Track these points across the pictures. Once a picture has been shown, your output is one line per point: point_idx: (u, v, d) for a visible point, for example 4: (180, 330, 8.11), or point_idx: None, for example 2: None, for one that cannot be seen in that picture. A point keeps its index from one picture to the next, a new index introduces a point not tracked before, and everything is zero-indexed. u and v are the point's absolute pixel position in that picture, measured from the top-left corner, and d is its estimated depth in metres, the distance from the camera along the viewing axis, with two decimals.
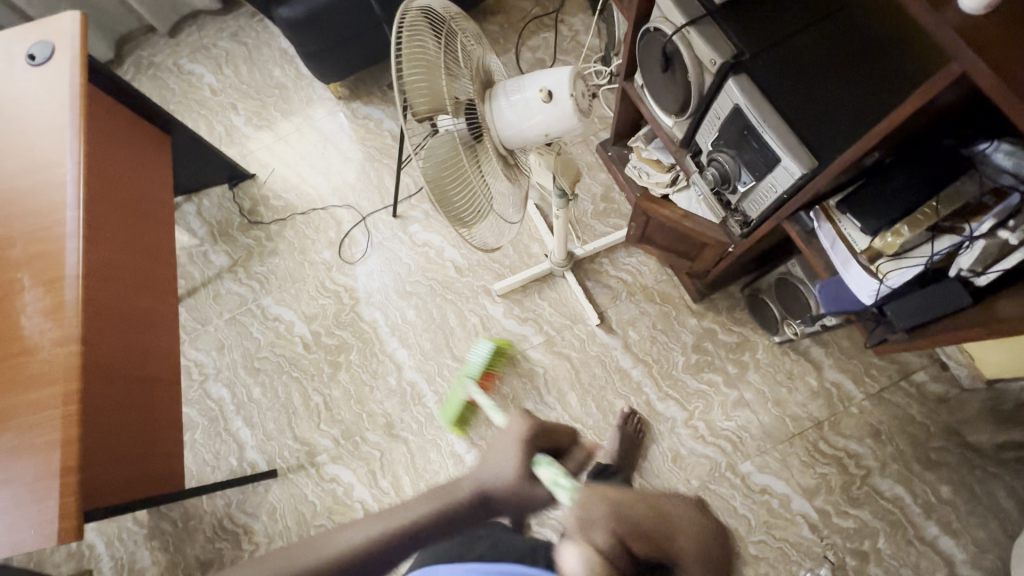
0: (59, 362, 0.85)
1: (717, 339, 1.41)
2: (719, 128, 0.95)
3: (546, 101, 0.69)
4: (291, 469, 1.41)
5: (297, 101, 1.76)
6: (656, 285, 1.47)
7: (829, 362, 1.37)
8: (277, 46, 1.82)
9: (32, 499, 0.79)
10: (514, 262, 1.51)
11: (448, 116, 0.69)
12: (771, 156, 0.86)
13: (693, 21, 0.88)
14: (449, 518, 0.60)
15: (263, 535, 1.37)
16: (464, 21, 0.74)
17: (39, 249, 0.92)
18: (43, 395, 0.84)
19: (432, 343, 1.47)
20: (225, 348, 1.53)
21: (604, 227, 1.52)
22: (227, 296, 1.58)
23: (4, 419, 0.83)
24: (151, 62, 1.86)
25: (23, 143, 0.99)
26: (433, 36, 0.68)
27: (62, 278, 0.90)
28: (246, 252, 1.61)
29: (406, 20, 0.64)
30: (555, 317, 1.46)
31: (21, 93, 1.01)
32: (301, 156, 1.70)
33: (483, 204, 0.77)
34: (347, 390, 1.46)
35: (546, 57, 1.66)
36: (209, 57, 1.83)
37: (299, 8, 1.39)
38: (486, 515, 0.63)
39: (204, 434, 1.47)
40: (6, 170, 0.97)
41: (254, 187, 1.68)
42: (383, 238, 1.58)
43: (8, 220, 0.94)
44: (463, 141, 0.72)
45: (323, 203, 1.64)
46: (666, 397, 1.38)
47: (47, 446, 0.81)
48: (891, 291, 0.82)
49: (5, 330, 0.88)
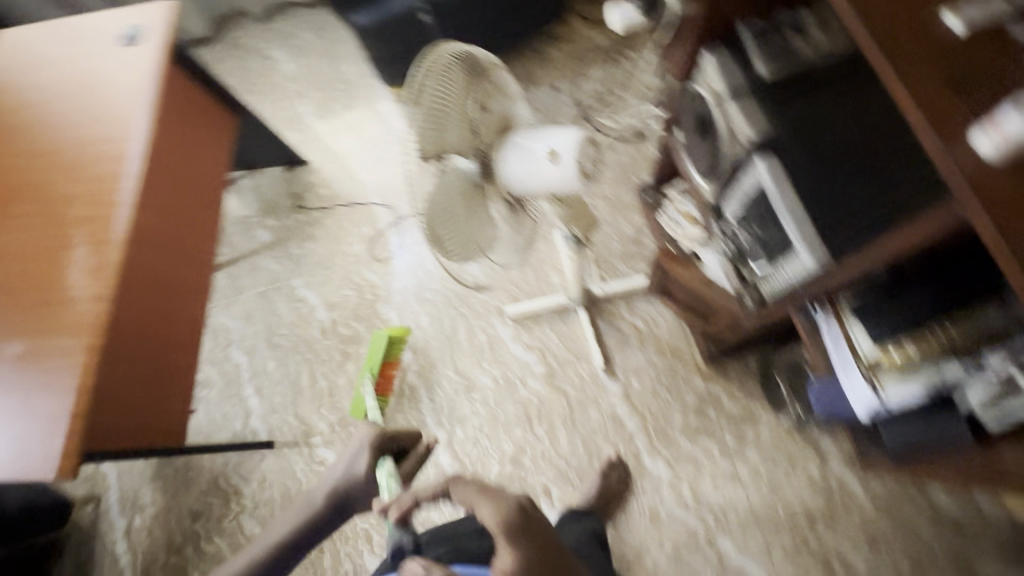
0: (90, 316, 0.95)
1: (721, 406, 1.36)
2: (743, 203, 0.92)
3: (553, 161, 0.71)
4: (287, 444, 1.50)
5: (361, 98, 1.85)
6: (669, 338, 1.44)
7: (837, 454, 1.29)
8: (353, 43, 1.92)
9: (44, 434, 0.89)
10: (532, 288, 1.52)
11: (456, 160, 0.73)
12: (787, 244, 0.83)
13: (734, 94, 0.86)
14: (317, 519, 0.85)
15: (251, 500, 1.46)
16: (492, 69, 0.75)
17: (97, 211, 1.03)
18: (72, 344, 0.94)
19: (437, 352, 1.51)
20: (252, 318, 1.64)
21: (628, 270, 1.50)
22: (262, 271, 1.69)
23: (38, 358, 0.94)
24: (240, 42, 2.01)
25: (104, 113, 1.10)
26: (454, 84, 0.71)
27: (108, 240, 1.00)
28: (288, 232, 1.72)
29: (427, 69, 0.67)
30: (560, 351, 1.46)
31: (112, 70, 1.14)
32: (354, 150, 1.79)
33: (478, 245, 0.81)
34: (351, 381, 1.53)
35: (602, 91, 1.66)
36: (290, 46, 1.96)
37: (373, 17, 1.46)
38: (344, 513, 0.87)
39: (218, 394, 1.58)
40: (86, 136, 1.09)
41: (306, 173, 1.78)
42: (413, 242, 1.64)
43: (77, 181, 1.06)
44: (465, 186, 0.75)
45: (365, 199, 1.72)
46: (656, 454, 1.35)
47: (64, 391, 0.91)
48: (888, 410, 0.78)
49: (55, 279, 0.99)
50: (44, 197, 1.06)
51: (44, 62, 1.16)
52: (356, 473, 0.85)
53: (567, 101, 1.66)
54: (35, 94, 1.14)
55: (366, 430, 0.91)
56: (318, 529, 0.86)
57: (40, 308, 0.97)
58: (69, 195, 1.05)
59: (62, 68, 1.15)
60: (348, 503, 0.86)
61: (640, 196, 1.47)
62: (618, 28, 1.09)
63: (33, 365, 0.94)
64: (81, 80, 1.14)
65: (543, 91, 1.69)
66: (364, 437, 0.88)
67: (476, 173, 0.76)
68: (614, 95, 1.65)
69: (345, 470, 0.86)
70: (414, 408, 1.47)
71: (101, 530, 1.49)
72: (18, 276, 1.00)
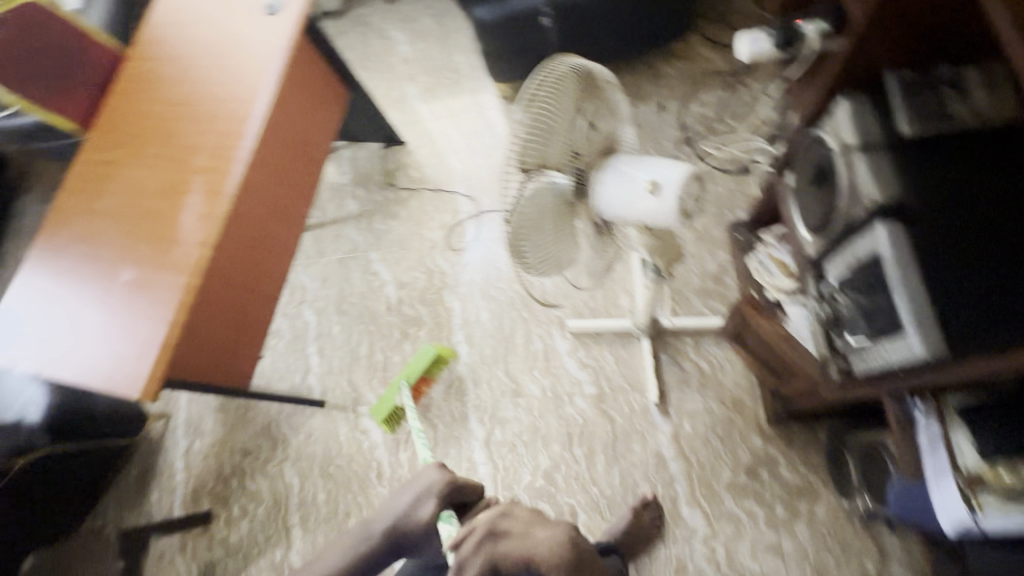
0: (192, 259, 1.04)
1: (776, 472, 1.27)
2: (851, 268, 0.83)
3: (651, 194, 0.69)
4: (337, 406, 1.58)
5: (466, 88, 1.89)
6: (732, 387, 1.36)
7: (900, 556, 1.16)
8: (468, 34, 1.96)
9: (139, 358, 0.99)
10: (598, 306, 1.49)
11: (552, 172, 0.71)
12: (895, 321, 0.75)
13: (865, 146, 0.77)
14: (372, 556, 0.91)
15: (296, 451, 1.57)
16: (598, 84, 0.74)
17: (216, 163, 1.12)
18: (173, 281, 1.03)
19: (492, 351, 1.52)
20: (328, 282, 1.73)
21: (702, 307, 1.43)
22: (345, 239, 1.78)
23: (144, 288, 1.04)
24: (366, 19, 2.11)
25: (238, 75, 1.20)
26: (562, 95, 0.69)
27: (220, 192, 1.09)
28: (374, 207, 1.79)
29: (540, 78, 0.66)
30: (615, 375, 1.42)
31: (250, 35, 1.23)
32: (450, 138, 1.83)
33: (552, 262, 0.78)
34: (405, 361, 1.58)
35: (711, 117, 1.58)
36: (409, 29, 2.03)
37: (494, 11, 1.47)
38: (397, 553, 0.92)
39: (285, 346, 1.69)
40: (218, 92, 1.19)
41: (402, 153, 1.85)
42: (489, 237, 1.65)
43: (203, 132, 1.16)
44: (556, 198, 0.73)
45: (452, 187, 1.76)
46: (694, 505, 1.28)
47: (160, 322, 1.00)
48: (983, 533, 0.72)
49: (170, 218, 1.09)
50: (174, 143, 1.17)
51: (196, 20, 1.28)
52: (418, 519, 0.87)
53: (672, 122, 1.60)
54: (184, 49, 1.26)
55: (434, 472, 0.94)
56: (367, 565, 0.92)
57: (153, 243, 1.07)
58: (195, 145, 1.15)
59: (210, 28, 1.26)
60: (404, 543, 0.91)
61: (730, 232, 1.38)
62: (746, 57, 1.05)
63: (139, 293, 1.04)
64: (224, 41, 1.24)
65: (648, 108, 1.63)
66: (434, 481, 0.91)
67: (567, 186, 0.74)
68: (723, 122, 1.57)
69: (407, 512, 0.90)
70: (460, 400, 1.49)
71: (168, 445, 1.67)
72: (142, 211, 1.11)
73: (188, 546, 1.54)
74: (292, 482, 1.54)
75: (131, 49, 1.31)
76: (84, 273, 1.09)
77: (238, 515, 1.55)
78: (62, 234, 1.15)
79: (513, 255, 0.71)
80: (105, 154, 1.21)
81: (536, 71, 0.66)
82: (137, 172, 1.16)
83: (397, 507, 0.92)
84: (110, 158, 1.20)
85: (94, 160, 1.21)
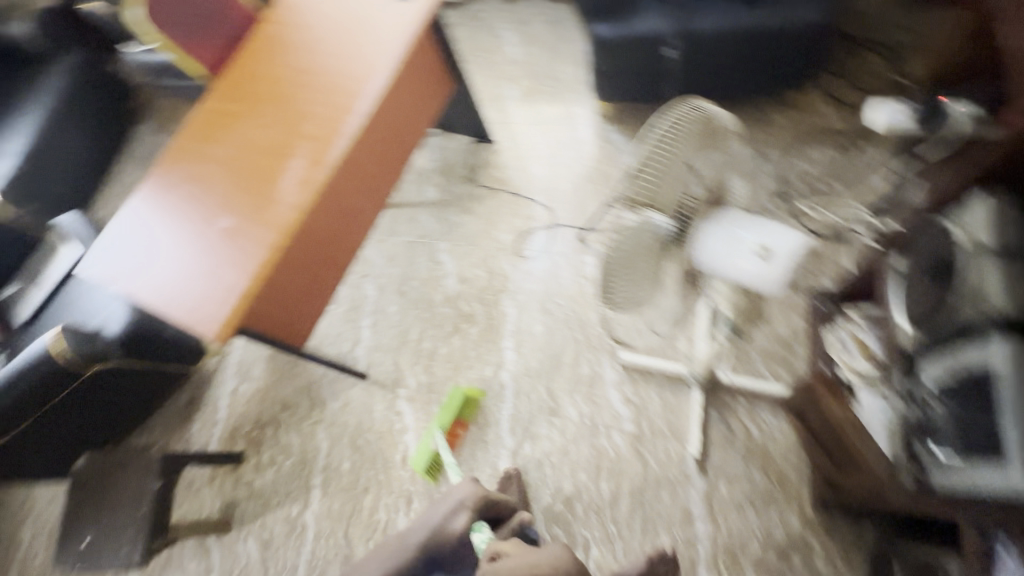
0: (285, 220, 1.09)
1: (810, 561, 1.19)
2: (951, 376, 0.78)
3: (762, 258, 0.68)
4: (377, 383, 1.62)
5: (565, 100, 1.89)
6: (780, 460, 1.29)
7: None
8: (578, 47, 1.96)
9: (220, 302, 1.05)
10: (653, 345, 1.46)
11: (660, 212, 0.69)
12: (994, 448, 0.69)
13: (1001, 254, 0.72)
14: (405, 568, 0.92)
15: (331, 416, 1.62)
16: (726, 136, 0.74)
17: (324, 133, 1.17)
18: (264, 237, 1.08)
19: (537, 364, 1.51)
20: (393, 262, 1.78)
21: (764, 370, 1.36)
22: (418, 224, 1.82)
23: (237, 238, 1.10)
24: (480, 15, 2.14)
25: (363, 54, 1.26)
26: (691, 138, 0.69)
27: (322, 161, 1.14)
28: (452, 198, 1.82)
29: (675, 121, 0.67)
30: (657, 419, 1.38)
31: (380, 19, 1.28)
32: (539, 146, 1.83)
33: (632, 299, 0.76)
34: (451, 354, 1.59)
35: (815, 176, 1.50)
36: (521, 32, 2.06)
37: (615, 29, 1.45)
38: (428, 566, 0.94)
39: (341, 314, 1.74)
40: (339, 67, 1.25)
41: (489, 151, 1.87)
42: (558, 251, 1.63)
43: (318, 103, 1.22)
44: (657, 238, 0.71)
45: (531, 194, 1.76)
46: (714, 571, 1.22)
47: (245, 273, 1.06)
48: None
49: (272, 177, 1.14)
50: (291, 105, 1.23)
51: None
52: (454, 530, 0.94)
53: (771, 173, 1.53)
54: (317, 20, 1.33)
55: (467, 489, 1.03)
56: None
57: (254, 195, 1.13)
58: (310, 111, 1.21)
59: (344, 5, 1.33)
60: (437, 559, 0.94)
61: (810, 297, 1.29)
62: (880, 126, 1.10)
63: (233, 240, 1.10)
64: (354, 19, 1.30)
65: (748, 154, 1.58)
66: (468, 495, 1.00)
67: (670, 229, 0.71)
68: (826, 184, 1.49)
69: (442, 524, 0.95)
70: (496, 405, 1.49)
71: (218, 381, 1.77)
72: (250, 164, 1.18)
73: (216, 480, 1.63)
74: (321, 444, 1.60)
75: (269, 12, 1.39)
76: (187, 210, 1.17)
77: (266, 462, 1.62)
78: (175, 170, 1.23)
79: (602, 284, 0.70)
80: (227, 104, 1.29)
81: (672, 112, 0.67)
82: (252, 126, 1.23)
83: (430, 520, 0.97)
84: (231, 108, 1.28)
85: (216, 107, 1.29)
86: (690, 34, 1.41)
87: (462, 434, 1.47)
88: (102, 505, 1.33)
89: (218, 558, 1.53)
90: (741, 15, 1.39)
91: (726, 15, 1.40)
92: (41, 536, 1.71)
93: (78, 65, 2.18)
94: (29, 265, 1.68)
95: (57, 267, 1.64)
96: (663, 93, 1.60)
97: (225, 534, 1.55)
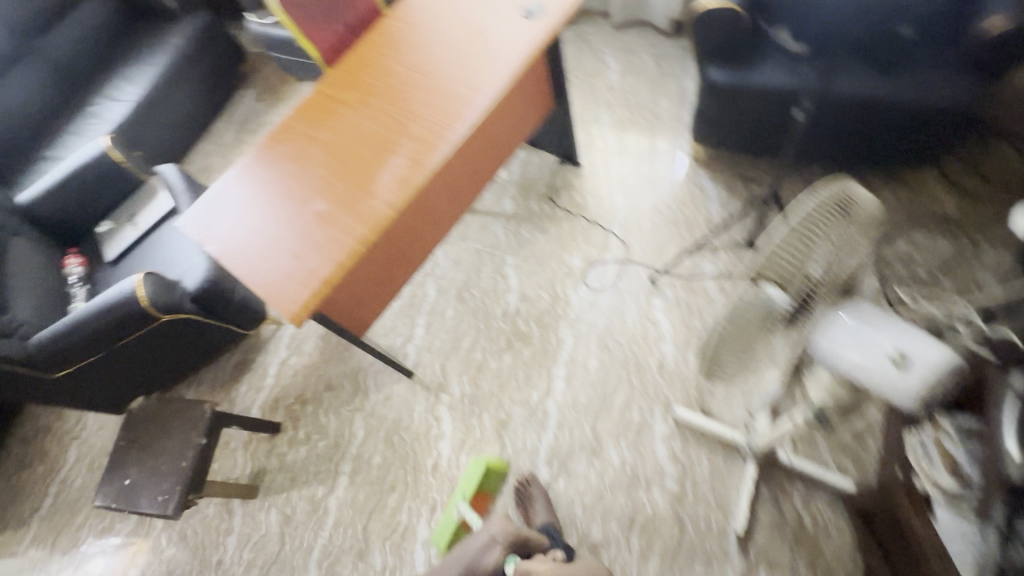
0: (378, 214, 1.10)
1: None
2: None
3: (895, 364, 0.69)
4: (422, 383, 1.62)
5: (659, 135, 1.84)
6: (830, 558, 1.20)
7: None
8: (682, 84, 1.92)
9: (302, 283, 1.06)
10: (711, 406, 1.39)
11: (779, 292, 0.74)
12: None
13: None
14: None
15: (371, 406, 1.63)
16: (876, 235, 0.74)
17: (428, 135, 1.18)
18: (355, 227, 1.09)
19: (586, 400, 1.47)
20: (458, 266, 1.78)
21: (828, 458, 1.28)
22: (489, 233, 1.82)
23: (329, 223, 1.12)
24: (587, 37, 2.13)
25: (476, 62, 1.25)
26: (830, 229, 0.73)
27: (422, 163, 1.14)
28: (527, 214, 1.81)
29: (818, 210, 0.73)
30: (703, 484, 1.31)
31: (500, 31, 1.28)
32: (624, 177, 1.80)
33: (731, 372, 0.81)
34: (500, 370, 1.57)
35: (920, 262, 1.40)
36: (626, 60, 2.03)
37: (729, 76, 1.40)
38: None
39: (399, 308, 1.76)
40: (453, 72, 1.25)
41: (573, 173, 1.85)
42: (627, 289, 1.59)
43: (427, 103, 1.22)
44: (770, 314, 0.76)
45: (608, 225, 1.72)
46: None
47: (331, 259, 1.07)
48: None
49: (371, 170, 1.16)
50: (399, 102, 1.24)
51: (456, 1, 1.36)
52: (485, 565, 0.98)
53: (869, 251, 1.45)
54: (436, 21, 1.34)
55: (501, 525, 1.03)
56: None
57: (350, 185, 1.15)
58: (416, 111, 1.22)
59: (465, 10, 1.33)
60: None
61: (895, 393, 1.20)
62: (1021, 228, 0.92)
63: (323, 226, 1.12)
64: (474, 26, 1.30)
65: None
66: (500, 530, 1.02)
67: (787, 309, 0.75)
68: (930, 273, 1.39)
69: (474, 561, 0.99)
70: (537, 432, 1.47)
71: (270, 349, 1.82)
72: (350, 153, 1.20)
73: (251, 445, 1.67)
74: (356, 433, 1.61)
75: (392, 8, 1.42)
76: (285, 188, 1.20)
77: (301, 438, 1.65)
78: (279, 147, 1.27)
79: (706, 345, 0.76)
80: (338, 91, 1.32)
81: (816, 202, 0.73)
82: (359, 116, 1.25)
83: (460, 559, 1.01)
84: (341, 96, 1.31)
85: (328, 93, 1.33)
86: (810, 92, 1.33)
87: (486, 502, 1.40)
88: (148, 449, 1.38)
89: (240, 522, 1.57)
90: (870, 81, 1.30)
91: (854, 79, 1.31)
92: (85, 461, 1.81)
93: (201, 26, 2.33)
94: (126, 206, 1.79)
95: (151, 214, 1.73)
96: (767, 147, 1.53)
97: (249, 500, 1.58)
